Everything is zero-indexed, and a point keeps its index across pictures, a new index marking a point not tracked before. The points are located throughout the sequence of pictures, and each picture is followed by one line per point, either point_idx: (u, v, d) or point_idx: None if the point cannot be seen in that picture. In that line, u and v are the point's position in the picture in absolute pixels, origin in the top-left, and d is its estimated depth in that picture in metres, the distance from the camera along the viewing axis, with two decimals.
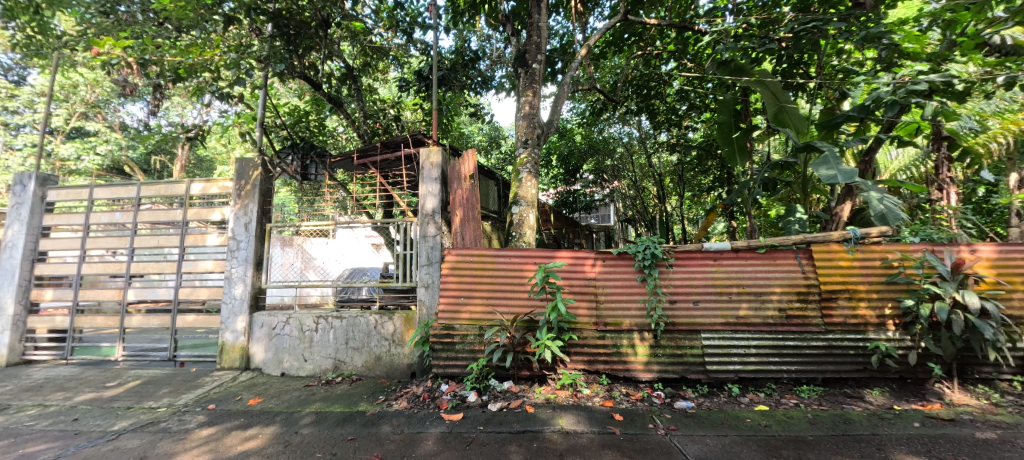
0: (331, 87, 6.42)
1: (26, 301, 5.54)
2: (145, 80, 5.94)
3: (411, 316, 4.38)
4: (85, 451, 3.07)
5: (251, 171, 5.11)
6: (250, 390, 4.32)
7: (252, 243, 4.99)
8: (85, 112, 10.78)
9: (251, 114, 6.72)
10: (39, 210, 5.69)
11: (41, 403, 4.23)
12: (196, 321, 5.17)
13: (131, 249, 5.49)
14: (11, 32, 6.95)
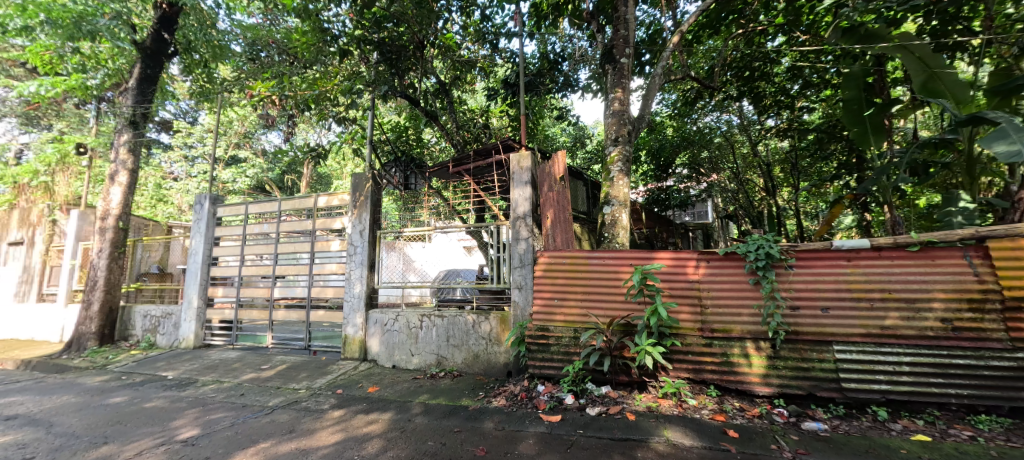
0: (427, 103, 6.91)
1: (205, 296, 6.88)
2: (282, 111, 6.99)
3: (505, 316, 4.51)
4: (250, 422, 3.72)
5: (364, 184, 5.75)
6: (368, 379, 4.85)
7: (366, 249, 5.60)
8: (239, 142, 13.02)
9: (361, 132, 7.51)
10: (212, 224, 7.05)
11: (218, 380, 5.22)
12: (325, 315, 5.95)
13: (275, 254, 6.52)
14: (188, 82, 8.69)
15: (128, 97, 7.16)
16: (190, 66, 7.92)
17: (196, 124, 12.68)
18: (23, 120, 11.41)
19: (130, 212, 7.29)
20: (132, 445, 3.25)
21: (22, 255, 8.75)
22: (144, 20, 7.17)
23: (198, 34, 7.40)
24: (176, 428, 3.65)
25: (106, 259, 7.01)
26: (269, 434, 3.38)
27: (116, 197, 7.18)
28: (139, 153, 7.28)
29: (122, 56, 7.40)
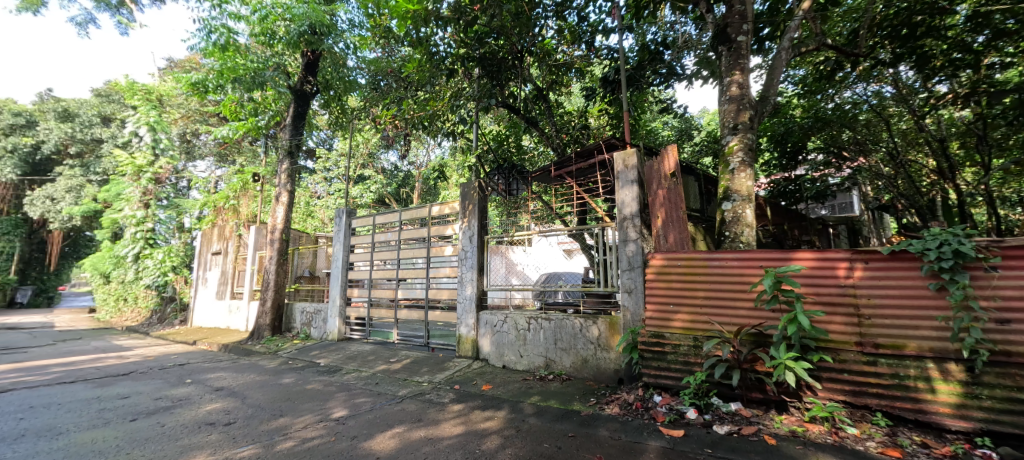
0: (526, 110, 7.02)
1: (344, 297, 7.92)
2: (399, 130, 7.77)
3: (614, 321, 4.35)
4: (386, 408, 4.18)
5: (472, 193, 6.11)
6: (482, 377, 5.10)
7: (476, 253, 5.92)
8: (364, 162, 14.79)
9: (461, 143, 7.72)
10: (348, 233, 8.11)
11: (357, 370, 5.97)
12: (441, 315, 6.43)
13: (397, 259, 7.23)
14: (326, 114, 10.16)
15: (286, 132, 8.66)
16: (328, 101, 9.29)
17: (333, 149, 14.77)
18: (218, 157, 14.54)
19: (290, 226, 8.78)
20: (299, 419, 3.89)
21: (219, 263, 11.08)
22: (294, 67, 8.62)
23: (333, 73, 8.66)
24: (330, 408, 4.27)
25: (274, 264, 8.55)
26: (401, 420, 3.76)
27: (280, 214, 8.70)
28: (295, 177, 8.76)
29: (280, 99, 9.00)
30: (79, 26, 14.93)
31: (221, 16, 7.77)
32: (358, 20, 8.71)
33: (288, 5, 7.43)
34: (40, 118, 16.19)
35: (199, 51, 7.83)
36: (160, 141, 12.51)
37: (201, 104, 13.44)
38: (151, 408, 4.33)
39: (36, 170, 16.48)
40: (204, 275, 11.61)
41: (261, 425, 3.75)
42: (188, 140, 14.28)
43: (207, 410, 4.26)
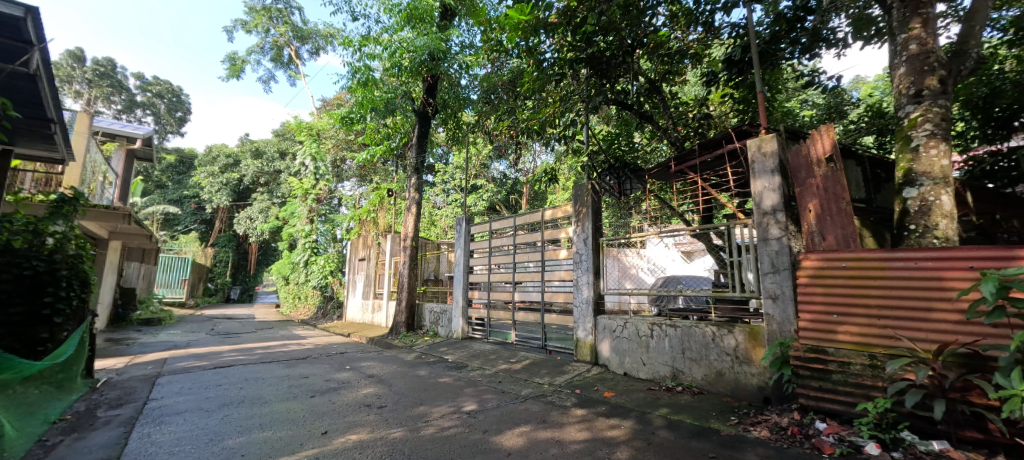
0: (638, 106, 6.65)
1: (466, 298, 8.48)
2: (510, 139, 8.04)
3: (756, 331, 3.84)
4: (511, 406, 4.32)
5: (584, 196, 6.03)
6: (602, 383, 4.96)
7: (591, 256, 5.84)
8: (478, 172, 15.65)
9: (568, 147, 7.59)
10: (468, 239, 8.67)
11: (481, 368, 6.31)
12: (558, 318, 6.45)
13: (513, 263, 7.47)
14: (443, 131, 11.01)
15: (413, 151, 9.65)
16: (444, 119, 10.06)
17: (450, 163, 15.97)
18: (360, 177, 16.84)
19: (418, 234, 9.72)
20: (436, 409, 4.25)
21: (364, 268, 12.78)
22: (417, 92, 9.56)
23: (449, 93, 9.35)
24: (461, 401, 4.57)
25: (407, 268, 9.54)
26: (527, 420, 3.83)
27: (410, 224, 9.69)
28: (421, 190, 9.68)
29: (406, 122, 10.05)
30: (264, 83, 18.75)
31: (359, 57, 9.00)
32: (470, 42, 9.30)
33: (412, 39, 8.28)
34: (240, 156, 20.69)
35: (345, 89, 9.18)
36: (320, 167, 14.98)
37: (347, 134, 15.75)
38: (323, 388, 5.16)
39: (240, 197, 21.13)
40: (353, 278, 13.50)
41: (406, 411, 4.19)
42: (338, 165, 16.80)
43: (363, 393, 4.92)
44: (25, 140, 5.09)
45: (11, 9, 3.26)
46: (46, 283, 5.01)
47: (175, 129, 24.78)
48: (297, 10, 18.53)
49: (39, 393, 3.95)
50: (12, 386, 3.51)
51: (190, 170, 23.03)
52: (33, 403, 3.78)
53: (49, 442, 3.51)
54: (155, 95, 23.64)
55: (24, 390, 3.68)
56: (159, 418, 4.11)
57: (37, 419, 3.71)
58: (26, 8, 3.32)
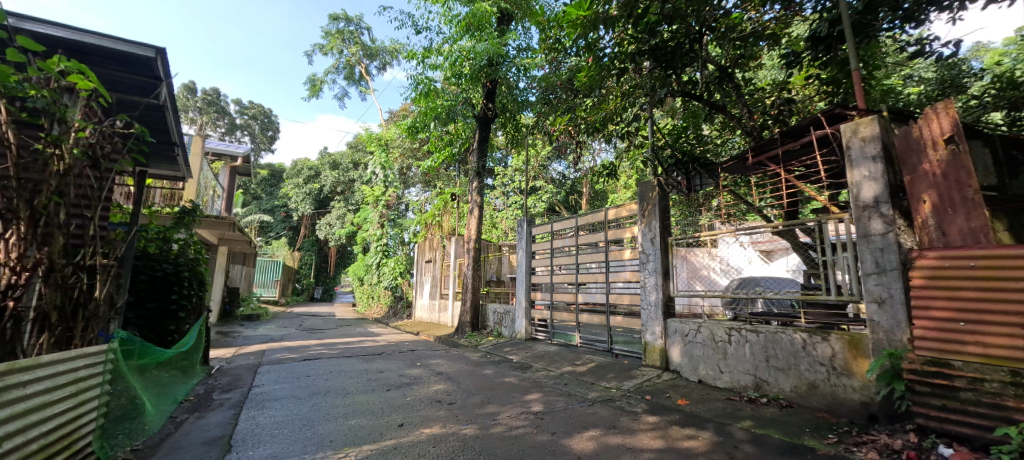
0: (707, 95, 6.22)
1: (529, 299, 8.49)
2: (570, 138, 7.94)
3: (858, 339, 3.43)
4: (578, 409, 4.25)
5: (650, 193, 5.83)
6: (675, 390, 4.71)
7: (659, 256, 5.58)
8: (538, 173, 15.64)
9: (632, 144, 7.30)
10: (530, 240, 8.69)
11: (546, 369, 6.28)
12: (624, 321, 6.25)
13: (576, 264, 7.35)
14: (503, 134, 11.15)
15: (475, 155, 9.88)
16: (504, 123, 10.17)
17: (509, 166, 16.15)
18: (424, 183, 17.58)
19: (481, 236, 9.93)
20: (505, 408, 4.29)
21: (430, 270, 13.30)
22: (478, 98, 9.77)
23: (507, 97, 9.45)
24: (528, 402, 4.57)
25: (471, 270, 9.78)
26: (595, 424, 3.74)
27: (473, 227, 9.92)
28: (482, 193, 9.87)
29: (467, 128, 10.31)
30: (339, 100, 20.24)
31: (422, 69, 9.40)
32: (527, 45, 9.34)
33: (471, 47, 8.48)
34: (320, 168, 22.51)
35: (409, 100, 9.64)
36: (389, 175, 15.84)
37: (412, 143, 16.52)
38: (397, 383, 5.44)
39: (320, 205, 23.00)
40: (420, 279, 14.11)
41: (474, 409, 4.27)
42: (404, 172, 17.66)
43: (433, 389, 5.10)
44: (156, 162, 5.96)
45: (143, 51, 3.80)
46: (173, 282, 5.85)
47: (266, 147, 27.63)
48: (367, 30, 19.81)
49: (171, 376, 4.59)
50: (150, 369, 4.10)
51: (279, 182, 25.52)
52: (166, 384, 4.40)
53: (177, 420, 4.15)
54: (250, 117, 26.53)
55: (160, 374, 4.30)
56: (261, 403, 4.58)
57: (169, 398, 4.35)
58: (156, 49, 3.88)
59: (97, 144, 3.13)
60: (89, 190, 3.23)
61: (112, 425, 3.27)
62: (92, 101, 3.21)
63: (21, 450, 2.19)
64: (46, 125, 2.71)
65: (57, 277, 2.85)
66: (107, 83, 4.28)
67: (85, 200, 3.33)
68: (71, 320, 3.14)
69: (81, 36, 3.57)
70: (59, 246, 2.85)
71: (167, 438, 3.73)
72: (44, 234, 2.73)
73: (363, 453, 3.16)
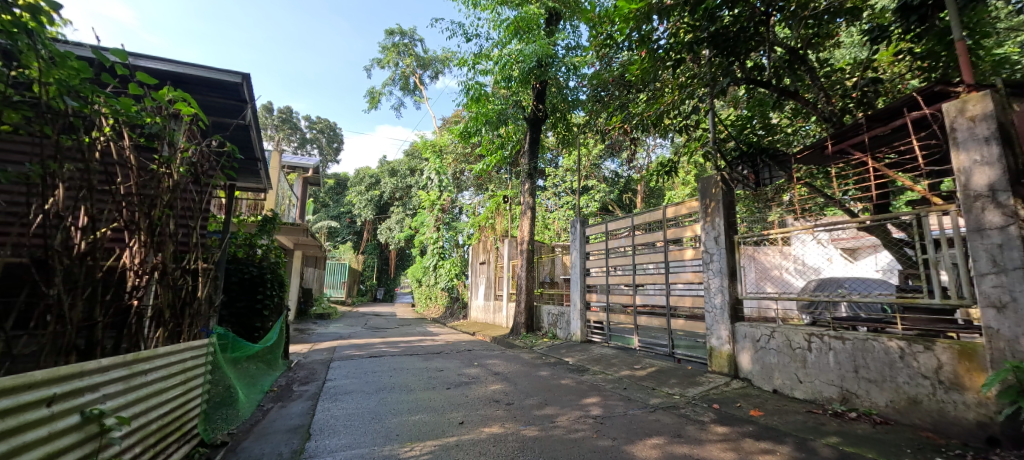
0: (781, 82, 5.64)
1: (584, 301, 8.33)
2: (623, 135, 7.70)
3: (972, 349, 2.99)
4: (639, 415, 4.08)
5: (714, 189, 5.52)
6: (746, 399, 4.38)
7: (724, 256, 5.26)
8: (589, 173, 15.34)
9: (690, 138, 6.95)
10: (583, 240, 8.52)
11: (603, 372, 6.11)
12: (687, 324, 5.92)
13: (633, 264, 7.09)
14: (553, 135, 11.05)
15: (526, 157, 9.89)
16: (554, 123, 10.09)
17: (560, 166, 16.00)
18: (477, 187, 17.90)
19: (534, 238, 9.90)
20: (563, 411, 4.22)
21: (484, 271, 13.49)
22: (528, 100, 9.77)
23: (558, 97, 9.36)
24: (586, 405, 4.46)
25: (525, 271, 9.77)
26: (659, 432, 3.57)
27: (526, 228, 9.91)
28: (534, 195, 9.85)
29: (518, 131, 10.32)
30: (395, 110, 21.17)
31: (473, 75, 9.57)
32: (576, 43, 9.20)
33: (520, 49, 8.51)
34: (379, 175, 23.68)
35: (461, 106, 9.86)
36: (443, 180, 16.24)
37: (464, 148, 16.90)
38: (457, 381, 5.54)
39: (381, 210, 24.17)
40: (475, 281, 14.35)
41: (532, 410, 4.25)
42: (458, 176, 18.05)
43: (491, 389, 5.14)
44: (242, 176, 6.60)
45: (230, 77, 4.28)
46: (259, 282, 6.34)
47: (332, 159, 29.56)
48: (420, 41, 20.58)
49: (258, 368, 5.03)
50: (241, 362, 4.52)
51: (344, 190, 27.15)
52: (254, 376, 4.82)
53: (263, 409, 4.51)
54: (318, 131, 28.56)
55: (248, 366, 4.71)
56: (334, 395, 4.88)
57: (258, 388, 4.77)
58: (242, 75, 4.33)
59: (198, 162, 3.47)
60: (193, 203, 3.60)
61: (213, 410, 3.63)
62: (194, 124, 3.55)
63: (144, 430, 2.49)
64: (159, 147, 3.05)
65: (168, 279, 3.19)
66: (204, 108, 4.79)
67: (189, 211, 3.72)
68: (180, 317, 3.51)
69: (180, 69, 4.08)
70: (170, 251, 3.18)
71: (256, 425, 4.06)
72: (159, 242, 3.08)
73: (427, 448, 3.24)
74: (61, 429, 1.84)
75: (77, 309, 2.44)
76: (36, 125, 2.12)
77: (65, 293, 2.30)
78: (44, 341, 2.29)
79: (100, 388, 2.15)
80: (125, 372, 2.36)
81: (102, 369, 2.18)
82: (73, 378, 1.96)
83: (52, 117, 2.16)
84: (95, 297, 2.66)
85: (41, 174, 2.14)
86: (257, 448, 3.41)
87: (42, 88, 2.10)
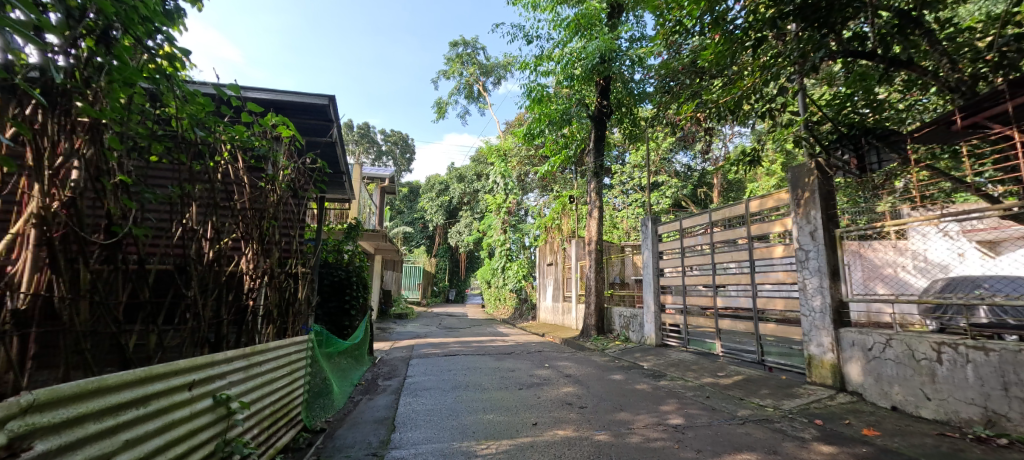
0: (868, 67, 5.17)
1: (659, 302, 7.88)
2: (696, 125, 7.20)
3: None
4: (726, 427, 3.73)
5: (807, 178, 4.99)
6: (857, 416, 3.82)
7: (823, 253, 4.67)
8: (659, 168, 14.60)
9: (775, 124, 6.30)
10: (655, 240, 8.08)
11: (682, 378, 5.72)
12: (778, 329, 5.33)
13: (713, 263, 6.57)
14: (619, 131, 10.65)
15: (591, 155, 9.62)
16: (620, 119, 9.75)
17: (627, 163, 15.41)
18: (542, 188, 17.86)
19: (602, 238, 9.60)
20: (639, 417, 3.99)
21: (552, 273, 13.38)
22: (592, 97, 9.52)
23: (623, 92, 9.00)
24: (666, 413, 4.18)
25: (593, 271, 9.51)
26: (751, 446, 3.22)
27: (594, 228, 9.64)
28: (601, 194, 9.55)
29: (582, 129, 10.10)
30: (461, 118, 21.84)
31: (535, 76, 9.54)
32: (641, 34, 8.79)
33: (582, 47, 8.33)
34: (448, 182, 24.58)
35: (524, 108, 9.88)
36: (508, 183, 16.40)
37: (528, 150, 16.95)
38: (528, 382, 5.50)
39: (450, 215, 25.03)
40: (542, 282, 14.29)
41: (606, 415, 4.07)
42: (523, 179, 18.11)
43: (563, 392, 5.03)
44: (331, 189, 7.20)
45: (320, 100, 4.70)
46: (346, 284, 6.85)
47: (406, 168, 31.30)
48: (483, 49, 21.01)
49: (348, 363, 5.43)
50: (335, 356, 4.90)
51: (416, 197, 28.56)
52: (345, 370, 5.20)
53: (354, 400, 4.83)
54: (392, 143, 30.36)
55: (340, 361, 5.09)
56: (415, 391, 5.09)
57: (348, 381, 5.13)
58: (328, 97, 4.71)
59: (296, 178, 3.80)
60: (292, 215, 3.96)
61: (312, 399, 3.95)
62: (293, 143, 3.90)
63: (259, 415, 2.76)
64: (266, 167, 3.37)
65: (275, 282, 3.53)
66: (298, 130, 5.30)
67: (288, 221, 4.08)
68: (285, 315, 3.88)
69: (279, 97, 4.55)
70: (275, 257, 3.52)
71: (350, 414, 4.34)
72: (267, 250, 3.41)
73: (502, 447, 3.23)
74: (197, 410, 2.09)
75: (209, 308, 2.76)
76: (175, 154, 2.44)
77: (200, 294, 2.60)
78: (185, 336, 2.61)
79: (225, 376, 2.41)
80: (245, 362, 2.63)
81: (228, 360, 2.44)
82: (206, 366, 2.22)
83: (186, 147, 2.47)
84: (220, 298, 2.99)
85: (179, 193, 2.45)
86: (351, 436, 3.63)
87: (179, 123, 2.33)
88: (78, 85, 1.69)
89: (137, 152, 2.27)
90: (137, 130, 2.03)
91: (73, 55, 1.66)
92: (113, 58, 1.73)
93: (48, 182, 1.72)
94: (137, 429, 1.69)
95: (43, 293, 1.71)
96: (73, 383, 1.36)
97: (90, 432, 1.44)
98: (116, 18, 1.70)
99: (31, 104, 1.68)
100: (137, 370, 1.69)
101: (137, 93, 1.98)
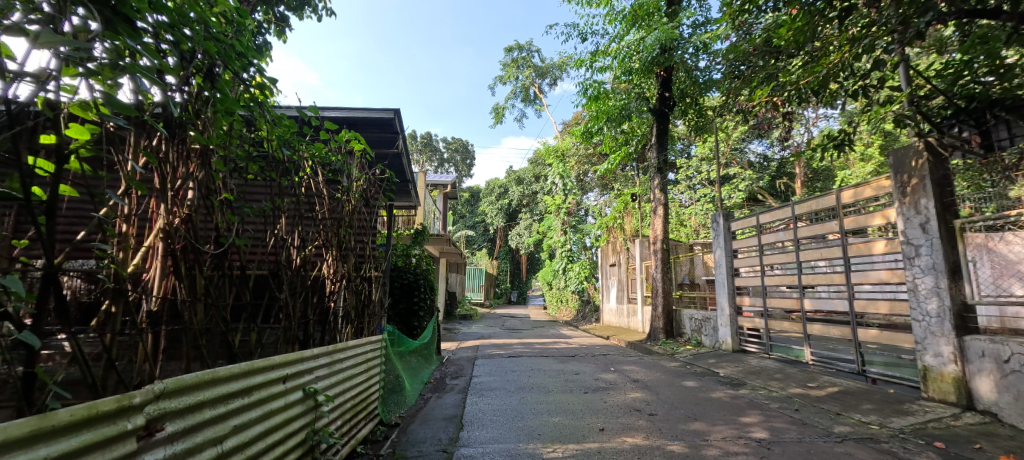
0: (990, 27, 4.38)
1: (735, 304, 7.28)
2: (772, 110, 6.59)
3: None
4: (821, 444, 3.32)
5: (914, 161, 4.30)
6: (992, 440, 3.21)
7: (937, 248, 4.02)
8: (729, 160, 13.58)
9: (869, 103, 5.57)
10: (728, 238, 7.49)
11: (765, 388, 5.21)
12: (881, 335, 4.67)
13: (798, 262, 5.94)
14: (684, 123, 10.06)
15: (654, 150, 9.18)
16: (685, 110, 9.20)
17: (693, 156, 14.52)
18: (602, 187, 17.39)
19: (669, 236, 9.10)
20: (717, 428, 3.67)
21: (615, 274, 12.97)
22: (652, 90, 9.08)
23: (687, 81, 8.47)
24: (747, 425, 3.81)
25: (660, 272, 9.06)
26: None
27: (659, 226, 9.16)
28: (666, 190, 9.04)
29: (643, 124, 9.68)
30: (518, 121, 21.96)
31: (591, 73, 9.31)
32: (705, 18, 8.23)
33: (639, 38, 7.99)
34: (507, 185, 24.82)
35: (580, 107, 9.68)
36: (567, 183, 16.17)
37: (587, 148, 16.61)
38: (594, 386, 5.31)
39: (510, 217, 25.23)
40: (606, 283, 13.90)
41: (680, 424, 3.79)
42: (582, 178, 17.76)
43: (631, 397, 4.78)
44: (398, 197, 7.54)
45: (384, 113, 4.92)
46: (414, 287, 7.11)
47: (467, 174, 32.12)
48: (538, 51, 20.96)
49: (418, 362, 5.61)
50: (406, 356, 5.08)
51: (477, 201, 29.18)
52: (415, 368, 5.37)
53: (424, 397, 4.97)
54: (453, 150, 31.31)
55: (411, 359, 5.27)
56: (480, 391, 5.12)
57: (419, 380, 5.30)
58: (393, 111, 4.93)
59: (367, 188, 3.97)
60: (365, 223, 4.16)
61: (387, 395, 4.12)
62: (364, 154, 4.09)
63: (341, 408, 2.89)
64: (342, 178, 3.54)
65: (352, 285, 3.72)
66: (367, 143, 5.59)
67: (360, 228, 4.28)
68: (361, 316, 4.08)
69: (349, 114, 4.83)
70: (352, 262, 3.72)
71: (421, 410, 4.46)
72: (345, 255, 3.60)
73: (569, 451, 3.11)
74: (290, 401, 2.21)
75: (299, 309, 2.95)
76: (267, 172, 2.63)
77: (291, 297, 2.77)
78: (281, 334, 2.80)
79: (312, 370, 2.53)
80: (330, 358, 2.77)
81: (314, 356, 2.58)
82: (296, 362, 2.35)
83: (276, 164, 2.65)
84: (307, 300, 3.19)
85: (271, 206, 2.64)
86: (421, 432, 3.70)
87: (268, 143, 2.50)
88: (192, 116, 1.81)
89: (237, 172, 2.46)
90: (238, 152, 2.20)
91: (188, 91, 1.76)
92: (218, 92, 1.85)
93: (172, 201, 1.90)
94: (243, 417, 1.81)
95: (172, 295, 1.88)
96: (193, 374, 1.47)
97: (207, 417, 1.56)
98: (218, 57, 1.82)
99: (158, 137, 1.85)
100: (242, 364, 1.81)
101: (236, 120, 2.13)
